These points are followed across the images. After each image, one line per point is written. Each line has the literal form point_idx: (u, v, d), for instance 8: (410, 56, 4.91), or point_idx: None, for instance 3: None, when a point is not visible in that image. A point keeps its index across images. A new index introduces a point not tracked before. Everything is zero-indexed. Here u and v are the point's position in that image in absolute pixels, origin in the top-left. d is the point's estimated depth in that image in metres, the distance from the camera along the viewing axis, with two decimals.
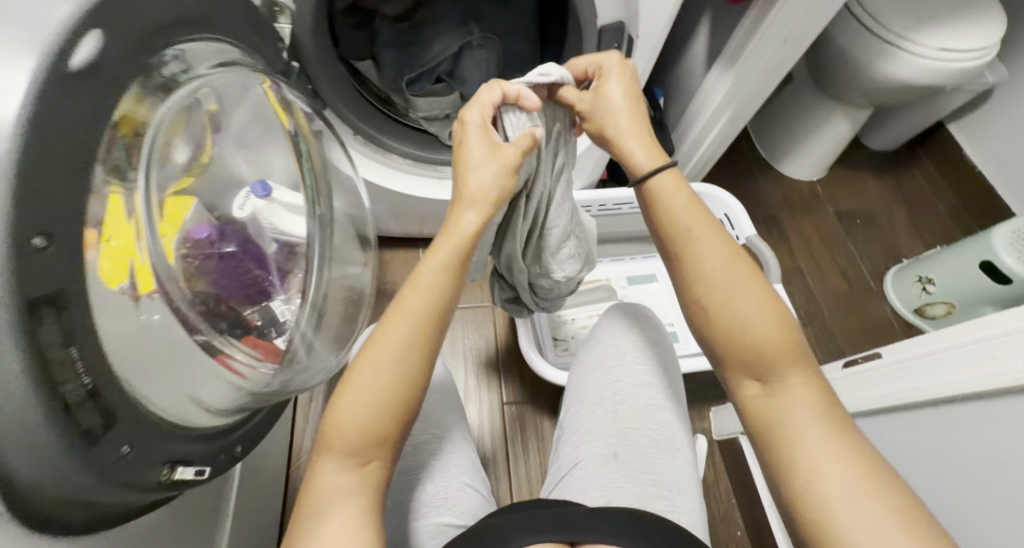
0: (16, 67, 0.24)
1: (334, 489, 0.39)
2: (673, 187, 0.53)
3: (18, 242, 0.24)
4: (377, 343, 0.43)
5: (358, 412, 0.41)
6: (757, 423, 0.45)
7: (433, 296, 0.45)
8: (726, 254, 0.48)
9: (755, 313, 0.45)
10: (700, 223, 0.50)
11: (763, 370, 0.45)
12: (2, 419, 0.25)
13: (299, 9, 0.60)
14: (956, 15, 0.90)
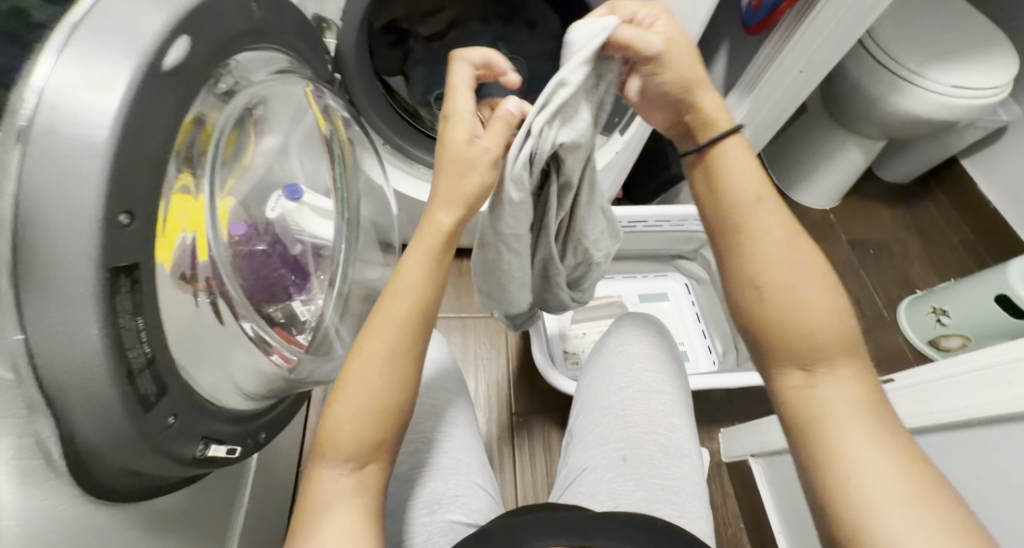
0: (121, 65, 0.27)
1: (332, 491, 0.39)
2: (747, 161, 0.48)
3: (108, 215, 0.27)
4: (361, 351, 0.42)
5: (352, 420, 0.40)
6: (801, 415, 0.43)
7: (416, 304, 0.44)
8: (788, 236, 0.46)
9: (811, 297, 0.44)
10: (766, 201, 0.47)
11: (809, 358, 0.44)
12: (76, 375, 0.28)
13: (346, 26, 0.64)
14: (968, 54, 0.92)
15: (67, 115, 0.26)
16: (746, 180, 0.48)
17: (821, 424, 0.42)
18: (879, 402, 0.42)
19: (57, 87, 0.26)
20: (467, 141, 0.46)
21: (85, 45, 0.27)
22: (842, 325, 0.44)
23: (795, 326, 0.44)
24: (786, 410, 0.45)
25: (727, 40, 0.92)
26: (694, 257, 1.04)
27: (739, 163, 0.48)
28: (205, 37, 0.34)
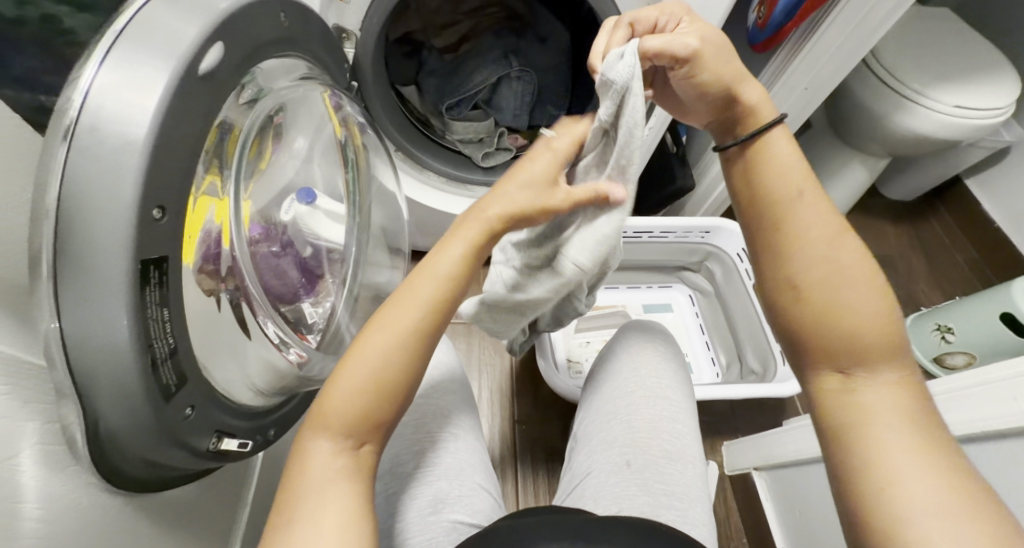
0: (160, 69, 0.29)
1: (323, 472, 0.36)
2: (797, 163, 0.47)
3: (143, 210, 0.29)
4: (382, 320, 0.40)
5: (354, 389, 0.38)
6: (835, 417, 0.42)
7: (444, 280, 0.42)
8: (833, 235, 0.45)
9: (857, 297, 0.42)
10: (814, 200, 0.46)
11: (847, 359, 0.42)
12: (105, 363, 0.29)
13: (365, 35, 0.67)
14: (970, 76, 0.94)
15: (109, 115, 0.28)
16: (795, 177, 0.47)
17: (857, 427, 0.40)
18: (927, 412, 0.39)
19: (101, 89, 0.28)
20: (552, 167, 0.45)
21: (129, 51, 0.29)
22: (888, 331, 0.42)
23: (836, 325, 0.42)
24: (821, 413, 0.43)
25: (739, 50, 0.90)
26: (698, 269, 1.05)
27: (793, 167, 0.47)
28: (236, 45, 0.36)
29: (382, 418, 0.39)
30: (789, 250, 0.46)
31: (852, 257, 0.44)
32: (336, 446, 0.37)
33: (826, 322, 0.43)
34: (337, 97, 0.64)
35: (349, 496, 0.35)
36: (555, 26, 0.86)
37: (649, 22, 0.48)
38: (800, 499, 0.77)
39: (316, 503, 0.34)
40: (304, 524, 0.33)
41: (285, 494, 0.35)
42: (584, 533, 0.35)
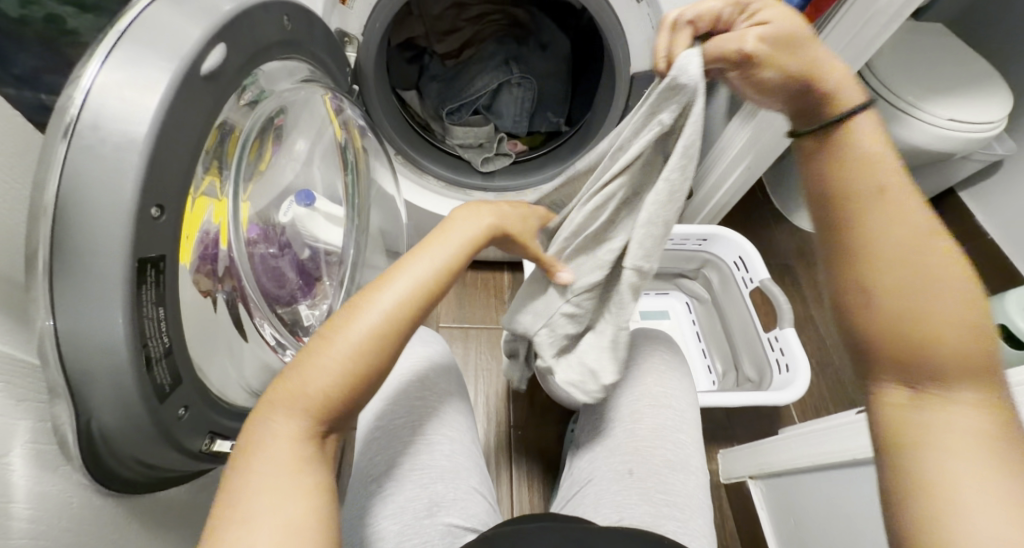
0: (162, 68, 0.29)
1: (271, 468, 0.29)
2: (871, 133, 0.35)
3: (142, 208, 0.29)
4: (377, 290, 0.35)
5: (336, 366, 0.31)
6: (897, 438, 0.33)
7: (441, 265, 0.38)
8: (919, 225, 0.33)
9: (942, 301, 0.32)
10: (895, 180, 0.34)
11: (917, 373, 0.33)
12: (100, 361, 0.29)
13: (367, 40, 0.66)
14: (964, 91, 0.95)
15: (110, 113, 0.28)
16: (873, 159, 0.34)
17: (921, 461, 0.31)
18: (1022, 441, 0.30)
19: (102, 87, 0.28)
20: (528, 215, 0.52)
21: (132, 51, 0.29)
22: (980, 346, 0.32)
23: (904, 333, 0.33)
24: (878, 432, 0.35)
25: None
26: (695, 276, 1.05)
27: (865, 147, 0.35)
28: (239, 46, 0.36)
29: (355, 405, 0.33)
30: (854, 242, 0.35)
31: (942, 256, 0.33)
32: (304, 429, 0.30)
33: (892, 326, 0.33)
34: (337, 101, 0.63)
35: (306, 497, 0.28)
36: (556, 34, 0.88)
37: (706, 16, 0.36)
38: (796, 508, 0.77)
39: (254, 511, 0.26)
40: (249, 526, 0.26)
41: (227, 486, 0.28)
42: (583, 539, 0.36)
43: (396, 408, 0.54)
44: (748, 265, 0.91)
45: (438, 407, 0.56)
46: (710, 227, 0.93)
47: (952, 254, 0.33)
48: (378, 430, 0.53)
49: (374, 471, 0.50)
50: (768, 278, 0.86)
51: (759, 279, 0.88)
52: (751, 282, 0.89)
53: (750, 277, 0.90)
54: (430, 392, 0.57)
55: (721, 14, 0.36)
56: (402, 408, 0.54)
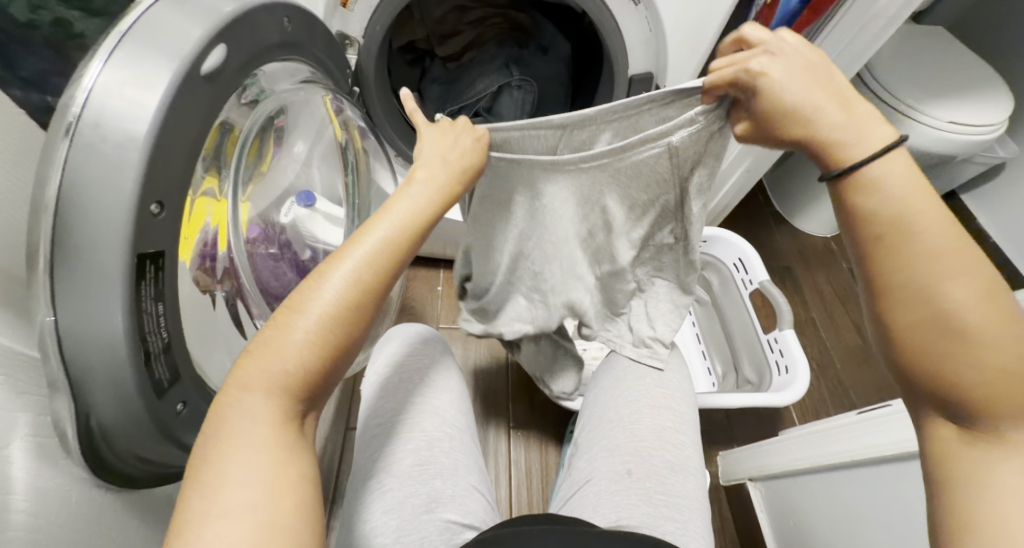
0: (163, 67, 0.30)
1: (251, 449, 0.28)
2: (903, 168, 0.32)
3: (142, 205, 0.29)
4: (340, 256, 0.33)
5: (304, 343, 0.30)
6: (947, 471, 0.34)
7: (407, 223, 0.35)
8: (956, 257, 0.31)
9: (985, 339, 0.30)
10: (929, 212, 0.32)
11: (961, 407, 0.32)
12: (99, 356, 0.29)
13: (369, 38, 0.66)
14: (965, 94, 0.95)
15: (111, 111, 0.28)
16: (906, 195, 0.32)
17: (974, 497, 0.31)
18: None
19: (104, 86, 0.28)
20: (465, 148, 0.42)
21: (134, 51, 0.29)
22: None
23: (941, 371, 0.32)
24: (929, 461, 0.35)
25: None
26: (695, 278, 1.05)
27: (891, 182, 0.32)
28: (240, 47, 0.37)
29: (329, 377, 0.33)
30: (884, 284, 0.33)
31: (976, 285, 0.31)
32: (277, 411, 0.30)
33: (924, 359, 0.33)
34: (338, 102, 0.64)
35: (291, 487, 0.28)
36: (557, 38, 0.87)
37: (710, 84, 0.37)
38: (796, 510, 0.77)
39: (229, 505, 0.26)
40: (228, 522, 0.25)
41: (199, 464, 0.27)
42: (581, 540, 0.36)
43: (395, 405, 0.54)
44: (748, 266, 0.91)
45: (437, 405, 0.56)
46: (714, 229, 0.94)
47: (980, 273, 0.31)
48: (377, 427, 0.53)
49: (372, 467, 0.50)
50: (767, 280, 0.86)
51: (759, 281, 0.89)
52: (751, 284, 0.89)
53: (750, 279, 0.90)
54: (429, 390, 0.57)
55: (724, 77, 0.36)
56: (401, 405, 0.55)
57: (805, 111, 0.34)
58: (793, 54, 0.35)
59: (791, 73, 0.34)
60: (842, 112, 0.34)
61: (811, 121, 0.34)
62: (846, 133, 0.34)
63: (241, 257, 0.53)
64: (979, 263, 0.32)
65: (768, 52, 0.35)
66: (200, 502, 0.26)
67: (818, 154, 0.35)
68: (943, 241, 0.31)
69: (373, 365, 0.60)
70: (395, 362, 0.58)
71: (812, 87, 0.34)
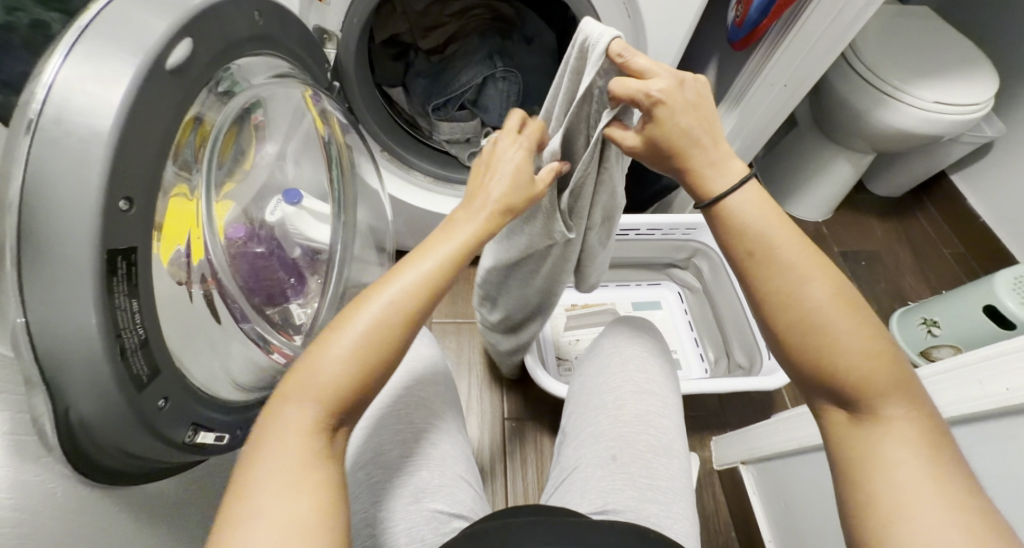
0: (125, 62, 0.30)
1: (288, 450, 0.30)
2: (752, 199, 0.39)
3: (109, 201, 0.29)
4: (386, 283, 0.36)
5: (342, 360, 0.33)
6: (845, 458, 0.35)
7: (446, 255, 0.39)
8: (805, 264, 0.36)
9: (844, 336, 0.34)
10: (776, 228, 0.38)
11: (850, 395, 0.35)
12: (73, 355, 0.29)
13: (346, 36, 0.66)
14: (948, 73, 0.95)
15: (73, 108, 0.28)
16: (757, 220, 0.38)
17: (868, 476, 0.32)
18: (943, 439, 0.33)
19: (66, 81, 0.28)
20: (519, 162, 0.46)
21: (95, 44, 0.29)
22: (885, 358, 0.34)
23: (829, 364, 0.35)
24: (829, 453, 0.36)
25: (717, 53, 0.88)
26: (686, 266, 1.05)
27: (748, 207, 0.39)
28: (208, 41, 0.37)
29: (369, 394, 0.35)
30: (763, 300, 0.38)
31: (826, 284, 0.36)
32: (314, 423, 0.31)
33: (813, 356, 0.35)
34: (318, 98, 0.64)
35: (329, 485, 0.30)
36: (542, 28, 0.86)
37: (626, 97, 0.39)
38: (786, 490, 0.78)
39: (291, 500, 0.27)
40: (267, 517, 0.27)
41: (248, 465, 0.29)
42: (573, 535, 0.35)
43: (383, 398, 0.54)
44: None
45: (424, 397, 0.56)
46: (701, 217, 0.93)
47: (830, 276, 0.36)
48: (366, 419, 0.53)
49: (362, 458, 0.51)
50: None
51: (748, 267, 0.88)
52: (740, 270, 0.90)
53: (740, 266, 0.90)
54: (415, 385, 0.56)
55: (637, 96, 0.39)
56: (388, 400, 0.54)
57: (685, 140, 0.40)
58: (682, 88, 0.40)
59: (681, 104, 0.39)
60: (710, 147, 0.40)
61: (686, 153, 0.40)
62: (711, 170, 0.40)
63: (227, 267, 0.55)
64: (827, 271, 0.37)
65: (663, 78, 0.39)
66: (251, 494, 0.27)
67: (688, 180, 0.41)
68: (793, 254, 0.37)
69: None
70: None
71: (698, 132, 0.40)
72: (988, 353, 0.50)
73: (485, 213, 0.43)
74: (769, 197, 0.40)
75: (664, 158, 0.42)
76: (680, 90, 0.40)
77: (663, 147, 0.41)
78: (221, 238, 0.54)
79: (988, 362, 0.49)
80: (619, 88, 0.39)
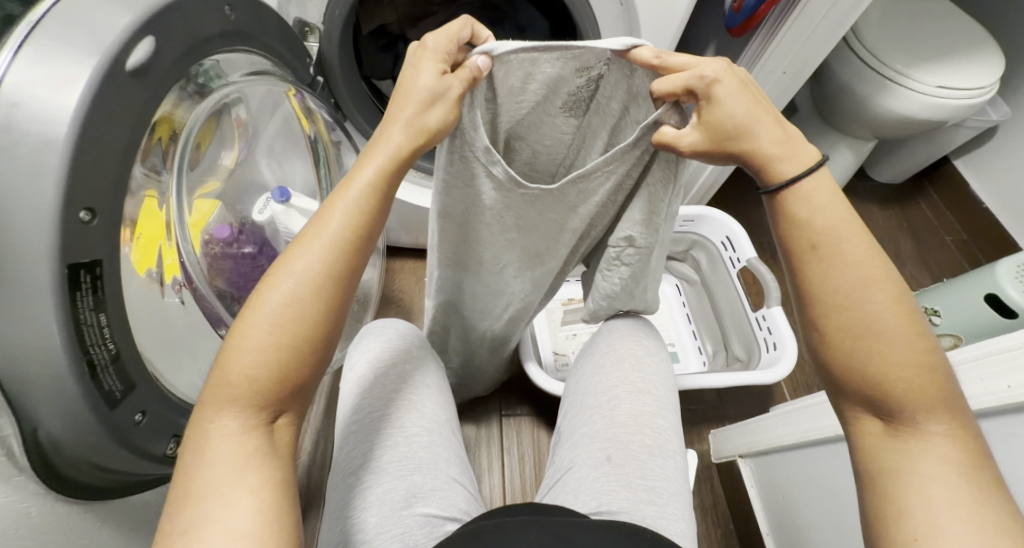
0: (82, 65, 0.28)
1: (226, 455, 0.28)
2: (820, 188, 0.37)
3: (68, 213, 0.28)
4: (290, 259, 0.32)
5: (258, 354, 0.30)
6: (874, 467, 0.35)
7: (365, 210, 0.34)
8: (866, 267, 0.35)
9: (892, 340, 0.34)
10: (841, 225, 0.36)
11: (887, 404, 0.34)
12: (36, 375, 0.28)
13: (329, 28, 0.63)
14: (951, 57, 0.92)
15: (27, 111, 0.27)
16: (820, 214, 0.36)
17: (901, 488, 0.32)
18: (983, 457, 0.32)
19: (19, 85, 0.27)
20: (429, 73, 0.35)
21: (47, 44, 0.28)
22: (932, 372, 0.33)
23: (875, 368, 0.34)
24: (857, 460, 0.36)
25: (714, 39, 0.85)
26: (684, 258, 1.04)
27: (816, 198, 0.37)
28: (173, 38, 0.35)
29: (305, 382, 0.32)
30: (815, 300, 0.36)
31: (884, 292, 0.34)
32: (242, 421, 0.29)
33: (855, 359, 0.35)
34: (302, 96, 0.62)
35: (260, 487, 0.28)
36: (535, 18, 0.82)
37: (678, 87, 0.35)
38: (784, 485, 0.77)
39: (224, 514, 0.26)
40: (205, 529, 0.26)
41: (182, 474, 0.28)
42: (569, 534, 0.32)
43: (373, 400, 0.52)
44: (735, 244, 0.89)
45: (416, 398, 0.55)
46: (699, 208, 0.92)
47: (887, 281, 0.35)
48: (355, 423, 0.51)
49: (352, 464, 0.49)
50: (754, 258, 0.84)
51: (747, 259, 0.86)
52: (739, 262, 0.87)
53: (738, 257, 0.88)
54: (405, 385, 0.55)
55: (690, 84, 0.35)
56: (377, 400, 0.52)
57: (749, 122, 0.36)
58: (731, 69, 0.36)
59: (735, 85, 0.36)
60: (773, 127, 0.37)
61: (753, 134, 0.36)
62: (777, 150, 0.37)
63: (206, 272, 0.54)
64: (890, 274, 0.35)
65: (708, 60, 0.36)
66: (185, 510, 0.27)
67: (755, 165, 0.38)
68: (852, 254, 0.35)
69: (352, 363, 0.57)
70: (374, 357, 0.56)
71: (760, 110, 0.36)
72: (989, 350, 0.49)
73: (390, 156, 0.35)
74: (840, 192, 0.37)
75: (728, 149, 0.37)
76: (731, 73, 0.36)
77: (730, 133, 0.36)
78: (199, 252, 0.53)
79: (990, 358, 0.48)
80: (665, 87, 0.35)
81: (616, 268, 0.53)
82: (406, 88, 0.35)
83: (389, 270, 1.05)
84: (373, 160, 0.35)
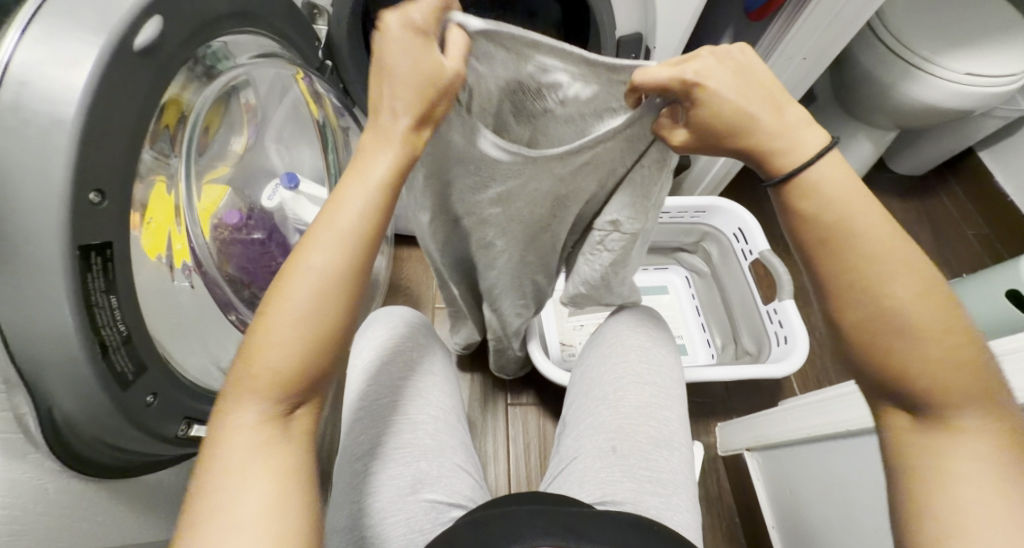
0: (88, 43, 0.28)
1: (244, 444, 0.29)
2: (834, 172, 0.35)
3: (77, 193, 0.28)
4: (305, 255, 0.31)
5: (287, 350, 0.30)
6: (906, 463, 0.34)
7: (374, 204, 0.33)
8: (890, 257, 0.33)
9: (913, 331, 0.32)
10: (856, 211, 0.34)
11: (918, 398, 0.33)
12: (50, 354, 0.29)
13: (338, 13, 0.62)
14: (981, 42, 0.89)
15: (35, 90, 0.27)
16: (836, 202, 0.35)
17: (935, 487, 0.32)
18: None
19: (27, 64, 0.27)
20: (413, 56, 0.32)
21: (55, 23, 0.28)
22: (969, 362, 0.33)
23: (894, 362, 0.33)
24: (886, 455, 0.36)
25: (732, 24, 0.83)
26: (694, 250, 1.03)
27: (825, 185, 0.35)
28: (179, 18, 0.35)
29: (327, 374, 0.32)
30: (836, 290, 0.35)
31: (907, 283, 0.33)
32: (267, 411, 0.30)
33: (884, 356, 0.33)
34: (310, 80, 0.62)
35: (276, 473, 0.29)
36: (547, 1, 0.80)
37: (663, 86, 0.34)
38: (792, 479, 0.76)
39: (240, 499, 0.27)
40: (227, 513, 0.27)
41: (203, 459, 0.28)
42: (575, 523, 0.32)
43: (380, 389, 0.53)
44: (747, 236, 0.88)
45: (420, 386, 0.55)
46: (711, 198, 0.90)
47: (913, 269, 0.33)
48: (361, 409, 0.51)
49: (358, 450, 0.49)
50: (767, 250, 0.82)
51: (759, 251, 0.85)
52: (752, 254, 0.86)
53: (751, 249, 0.87)
54: (411, 373, 0.55)
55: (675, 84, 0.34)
56: (385, 388, 0.53)
57: (745, 119, 0.35)
58: (722, 59, 0.35)
59: (727, 80, 0.34)
60: (775, 120, 0.35)
61: (754, 128, 0.35)
62: (782, 139, 0.35)
63: (217, 259, 0.55)
64: (910, 262, 0.33)
65: (699, 58, 0.34)
66: (212, 496, 0.27)
67: (754, 157, 0.37)
68: (873, 241, 0.34)
69: (359, 350, 0.57)
70: (380, 346, 0.56)
71: (756, 104, 0.35)
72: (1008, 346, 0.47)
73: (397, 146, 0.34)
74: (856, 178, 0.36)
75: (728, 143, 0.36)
76: (723, 65, 0.34)
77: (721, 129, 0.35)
78: (208, 236, 0.53)
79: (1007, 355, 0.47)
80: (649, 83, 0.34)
81: (599, 251, 0.54)
82: (388, 66, 0.32)
83: (398, 258, 1.05)
84: (378, 153, 0.33)
